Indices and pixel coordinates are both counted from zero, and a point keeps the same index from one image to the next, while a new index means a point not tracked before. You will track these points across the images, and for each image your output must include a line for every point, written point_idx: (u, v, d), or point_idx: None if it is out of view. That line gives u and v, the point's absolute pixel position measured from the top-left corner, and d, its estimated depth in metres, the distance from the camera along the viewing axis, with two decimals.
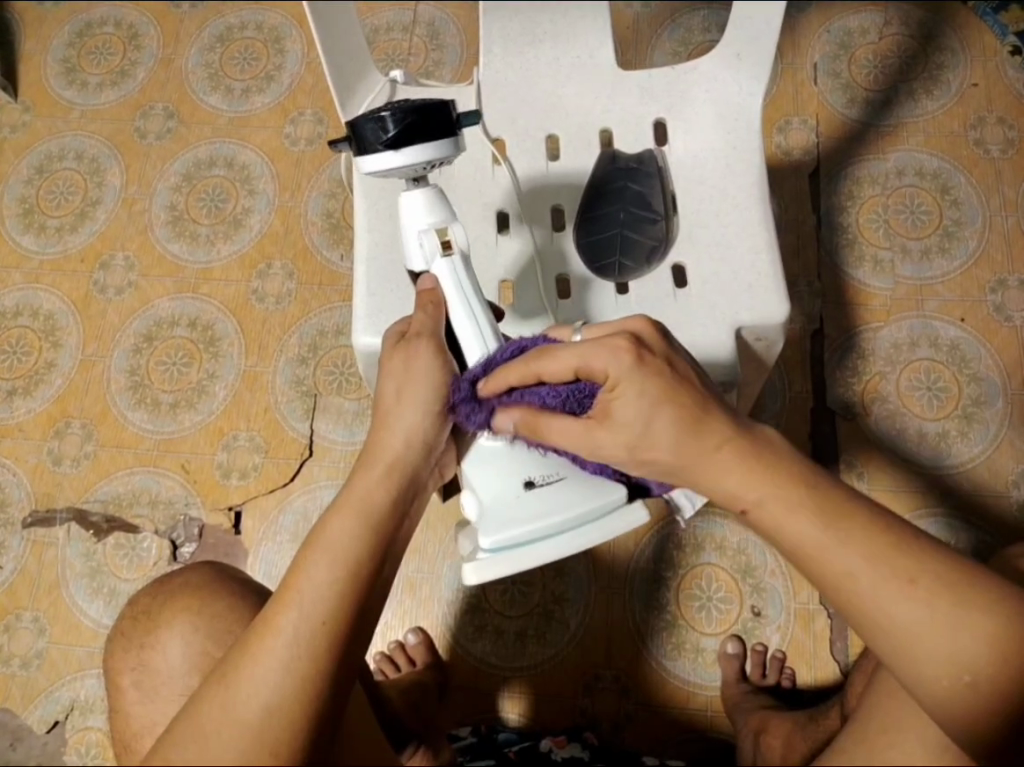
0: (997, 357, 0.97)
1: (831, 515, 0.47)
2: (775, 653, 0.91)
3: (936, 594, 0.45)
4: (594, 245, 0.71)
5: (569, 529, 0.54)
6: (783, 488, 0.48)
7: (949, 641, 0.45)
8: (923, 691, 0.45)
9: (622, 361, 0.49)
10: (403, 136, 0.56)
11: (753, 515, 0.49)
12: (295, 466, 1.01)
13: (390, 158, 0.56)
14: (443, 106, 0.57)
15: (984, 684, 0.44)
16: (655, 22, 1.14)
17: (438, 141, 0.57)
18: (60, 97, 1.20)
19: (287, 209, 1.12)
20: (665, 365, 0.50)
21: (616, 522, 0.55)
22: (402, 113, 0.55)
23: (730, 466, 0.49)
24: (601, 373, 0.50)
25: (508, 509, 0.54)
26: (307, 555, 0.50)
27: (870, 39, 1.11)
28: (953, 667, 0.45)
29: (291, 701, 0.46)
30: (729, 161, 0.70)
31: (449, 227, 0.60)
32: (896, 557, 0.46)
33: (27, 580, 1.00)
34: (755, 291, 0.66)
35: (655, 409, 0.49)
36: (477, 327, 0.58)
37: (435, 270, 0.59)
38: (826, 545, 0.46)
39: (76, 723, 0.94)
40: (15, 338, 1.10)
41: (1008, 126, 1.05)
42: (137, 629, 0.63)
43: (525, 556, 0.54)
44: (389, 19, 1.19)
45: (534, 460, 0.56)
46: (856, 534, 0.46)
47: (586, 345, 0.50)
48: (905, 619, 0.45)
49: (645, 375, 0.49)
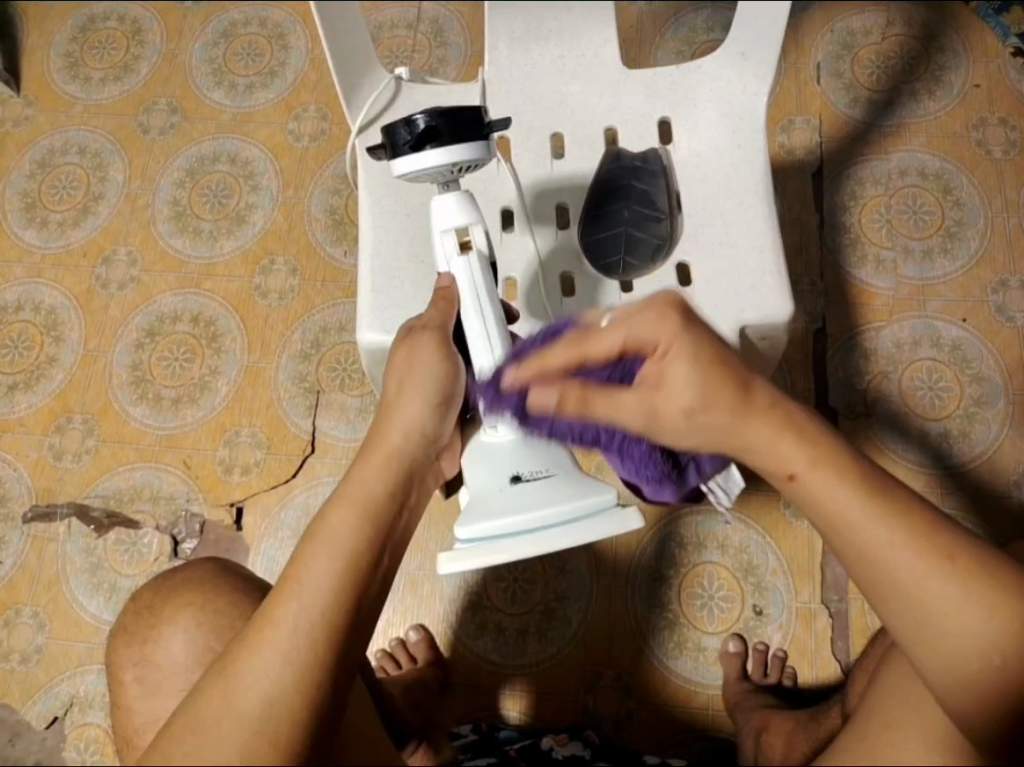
0: (998, 357, 0.98)
1: (877, 492, 0.47)
2: (777, 651, 0.92)
3: (973, 573, 0.46)
4: (598, 243, 0.72)
5: (544, 530, 0.55)
6: (831, 458, 0.48)
7: (984, 621, 0.45)
8: (959, 673, 0.45)
9: (669, 325, 0.49)
10: (430, 136, 0.57)
11: (801, 481, 0.48)
12: (297, 463, 1.01)
13: (420, 159, 0.57)
14: (474, 110, 0.58)
15: (1016, 665, 0.45)
16: (659, 22, 1.14)
17: (465, 144, 0.58)
18: (63, 91, 1.20)
19: (290, 204, 1.11)
20: (705, 328, 0.50)
21: (601, 527, 0.55)
22: (432, 116, 0.56)
23: (778, 434, 0.48)
24: (650, 339, 0.49)
25: (492, 500, 0.57)
26: (308, 548, 0.50)
27: (873, 39, 1.11)
28: (987, 646, 0.45)
29: (289, 694, 0.46)
30: (734, 160, 0.70)
31: (471, 228, 0.61)
32: (934, 535, 0.46)
33: (27, 575, 0.99)
34: (761, 289, 0.67)
35: (707, 375, 0.48)
36: (484, 325, 0.59)
37: (452, 270, 0.60)
38: (872, 518, 0.46)
39: (75, 719, 0.94)
40: (16, 332, 1.10)
41: (1010, 127, 1.05)
42: (140, 624, 0.63)
43: (498, 547, 0.55)
44: (393, 16, 1.19)
45: (524, 458, 0.58)
46: (899, 510, 0.47)
47: (634, 313, 0.50)
48: (937, 596, 0.45)
49: (695, 341, 0.49)
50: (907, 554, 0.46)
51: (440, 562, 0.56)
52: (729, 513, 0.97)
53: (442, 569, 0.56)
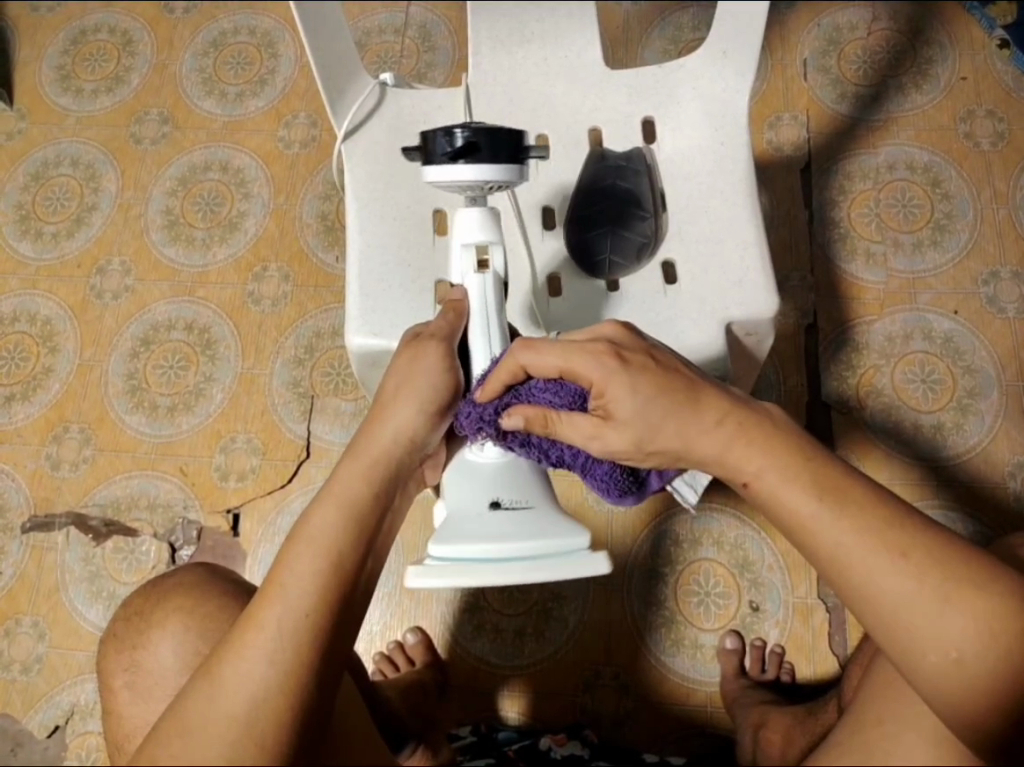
0: (991, 348, 0.98)
1: (828, 493, 0.47)
2: (774, 647, 0.92)
3: (928, 570, 0.45)
4: (584, 243, 0.72)
5: (517, 557, 0.54)
6: (778, 460, 0.49)
7: (938, 619, 0.45)
8: (912, 669, 0.46)
9: (607, 365, 0.51)
10: (468, 151, 0.58)
11: (753, 488, 0.49)
12: (292, 467, 1.02)
13: (451, 170, 0.59)
14: (516, 133, 0.59)
15: (973, 660, 0.44)
16: (646, 20, 1.15)
17: (502, 164, 0.58)
18: (55, 104, 1.21)
19: (281, 211, 1.12)
20: (648, 360, 0.51)
21: (572, 566, 0.54)
22: (471, 131, 0.57)
23: (731, 440, 0.50)
24: (586, 377, 0.52)
25: (469, 522, 0.56)
26: (292, 548, 0.50)
27: (859, 35, 1.11)
28: (941, 643, 0.45)
29: (273, 697, 0.46)
30: (717, 159, 0.70)
31: (491, 247, 0.62)
32: (886, 533, 0.46)
33: (27, 585, 1.00)
34: (745, 284, 0.67)
35: (649, 404, 0.50)
36: (487, 340, 0.60)
37: (467, 284, 0.61)
38: (821, 522, 0.47)
39: (76, 728, 0.94)
40: (13, 344, 1.11)
41: (997, 119, 1.06)
42: (130, 630, 0.64)
43: (468, 567, 0.53)
44: (380, 21, 1.20)
45: (505, 485, 0.58)
46: (852, 511, 0.47)
47: (570, 349, 0.52)
48: (893, 597, 0.45)
49: (633, 374, 0.50)
50: (858, 560, 0.46)
51: (407, 578, 0.54)
52: (725, 511, 0.97)
53: (408, 582, 0.53)
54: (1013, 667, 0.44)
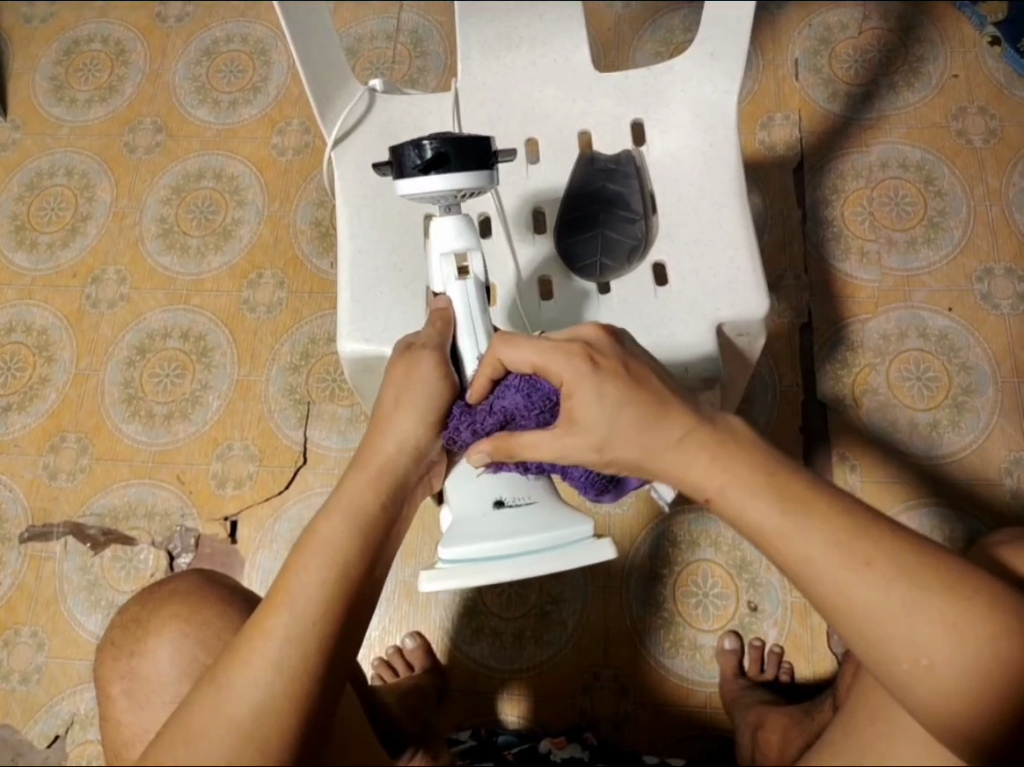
0: (986, 345, 0.98)
1: (791, 503, 0.47)
2: (773, 647, 0.91)
3: (895, 578, 0.45)
4: (575, 245, 0.72)
5: (523, 554, 0.54)
6: (746, 475, 0.48)
7: (909, 622, 0.44)
8: (886, 675, 0.46)
9: (575, 367, 0.51)
10: (437, 162, 0.58)
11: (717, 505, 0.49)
12: (289, 474, 1.02)
13: (423, 181, 0.59)
14: (483, 140, 0.59)
15: (944, 665, 0.44)
16: (637, 22, 1.15)
17: (471, 172, 0.59)
18: (49, 114, 1.21)
19: (276, 218, 1.12)
20: (619, 366, 0.51)
21: (577, 556, 0.54)
22: (439, 141, 0.57)
23: (719, 443, 0.49)
24: (558, 377, 0.52)
25: (473, 523, 0.56)
26: (299, 559, 0.50)
27: (850, 34, 1.11)
28: (912, 649, 0.44)
29: (275, 701, 0.46)
30: (707, 160, 0.70)
31: (469, 255, 0.62)
32: (853, 541, 0.46)
33: (26, 595, 1.00)
34: (735, 286, 0.67)
35: (641, 411, 0.50)
36: (476, 343, 0.60)
37: (450, 293, 0.61)
38: (786, 532, 0.46)
39: (77, 737, 0.94)
40: (9, 354, 1.11)
41: (989, 116, 1.06)
42: (126, 638, 0.64)
43: (477, 568, 0.53)
44: (372, 27, 1.20)
45: (505, 483, 0.58)
46: (814, 523, 0.46)
47: (544, 346, 0.52)
48: (862, 602, 0.45)
49: (600, 379, 0.51)
50: (824, 560, 0.45)
51: (420, 582, 0.54)
52: None
53: (422, 586, 0.54)
54: (985, 665, 0.44)
